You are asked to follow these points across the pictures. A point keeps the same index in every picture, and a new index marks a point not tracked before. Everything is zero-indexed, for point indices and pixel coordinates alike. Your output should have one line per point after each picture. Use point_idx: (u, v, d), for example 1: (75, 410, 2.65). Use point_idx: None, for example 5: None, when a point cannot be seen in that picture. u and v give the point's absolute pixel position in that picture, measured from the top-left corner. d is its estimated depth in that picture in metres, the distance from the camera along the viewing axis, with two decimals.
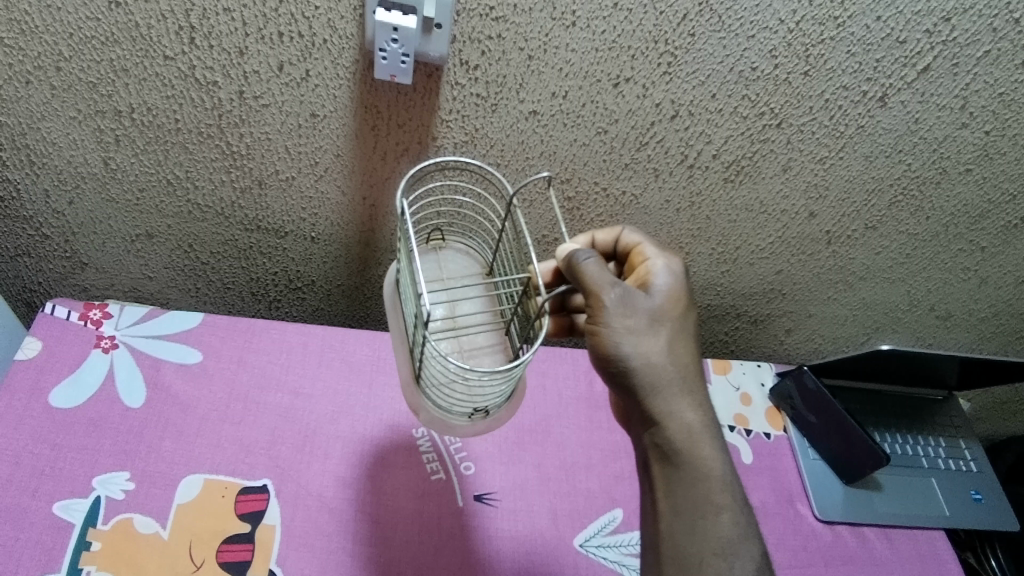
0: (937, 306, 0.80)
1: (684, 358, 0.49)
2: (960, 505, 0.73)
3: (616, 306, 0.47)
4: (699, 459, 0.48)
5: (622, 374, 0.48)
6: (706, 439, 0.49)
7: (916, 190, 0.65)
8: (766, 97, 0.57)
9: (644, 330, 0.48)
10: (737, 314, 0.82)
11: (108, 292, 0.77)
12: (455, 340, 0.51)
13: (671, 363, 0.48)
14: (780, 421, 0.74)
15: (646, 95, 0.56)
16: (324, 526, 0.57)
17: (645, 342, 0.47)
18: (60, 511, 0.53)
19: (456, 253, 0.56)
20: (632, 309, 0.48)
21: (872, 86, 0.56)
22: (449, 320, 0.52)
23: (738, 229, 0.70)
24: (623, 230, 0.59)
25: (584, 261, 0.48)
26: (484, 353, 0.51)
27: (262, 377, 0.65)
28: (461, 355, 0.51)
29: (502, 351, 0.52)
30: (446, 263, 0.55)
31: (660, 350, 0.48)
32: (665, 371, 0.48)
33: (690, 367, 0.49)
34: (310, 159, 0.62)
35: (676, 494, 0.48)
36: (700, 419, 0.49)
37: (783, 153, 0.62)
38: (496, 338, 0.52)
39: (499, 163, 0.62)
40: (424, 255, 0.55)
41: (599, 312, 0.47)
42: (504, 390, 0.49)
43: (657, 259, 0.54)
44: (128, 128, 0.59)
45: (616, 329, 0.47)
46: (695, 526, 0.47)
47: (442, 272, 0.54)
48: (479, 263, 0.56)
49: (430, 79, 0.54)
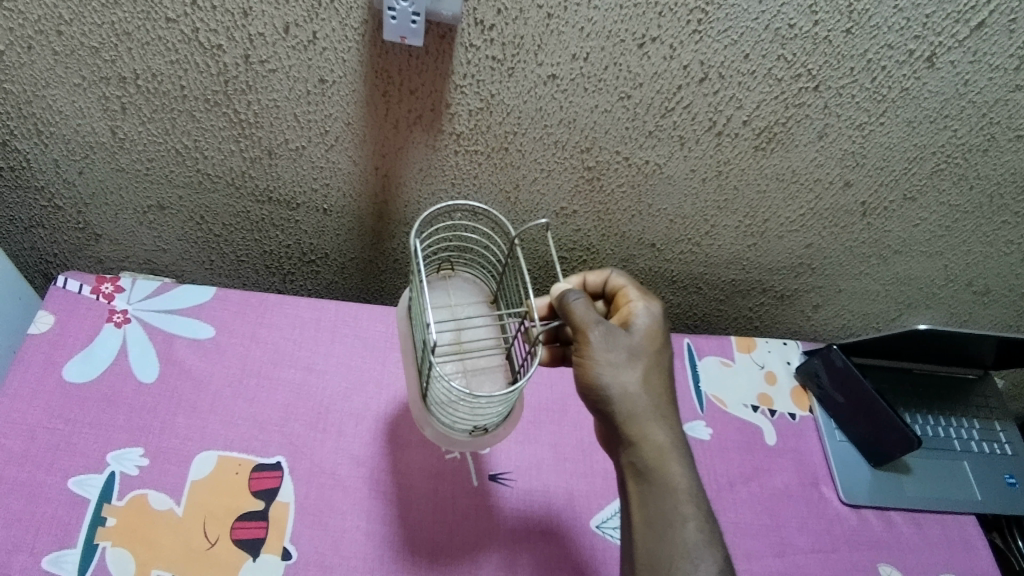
0: (975, 281, 0.76)
1: (664, 392, 0.49)
2: (993, 488, 0.70)
3: (601, 341, 0.47)
4: (668, 476, 0.47)
5: (606, 404, 0.48)
6: (675, 457, 0.48)
7: (961, 158, 0.61)
8: (803, 57, 0.53)
9: (625, 363, 0.48)
10: (762, 289, 0.79)
11: (123, 264, 0.76)
12: (459, 362, 0.51)
13: (649, 395, 0.48)
14: (806, 401, 0.72)
15: (673, 56, 0.53)
16: (337, 504, 0.56)
17: (628, 375, 0.48)
18: (75, 486, 0.53)
19: (464, 282, 0.56)
20: (615, 343, 0.48)
21: (919, 45, 0.52)
22: (454, 342, 0.51)
23: (767, 200, 0.66)
24: (611, 272, 0.58)
25: (573, 299, 0.49)
26: (486, 373, 0.51)
27: (276, 352, 0.64)
28: (464, 376, 0.50)
29: (505, 373, 0.51)
30: (454, 290, 0.55)
31: (640, 383, 0.48)
32: (646, 403, 0.48)
33: (666, 399, 0.49)
34: (319, 128, 0.59)
35: (648, 505, 0.47)
36: (670, 438, 0.48)
37: (819, 119, 0.58)
38: (499, 360, 0.52)
39: (516, 131, 0.59)
40: (433, 283, 0.55)
41: (584, 346, 0.47)
42: (504, 408, 0.49)
43: (640, 301, 0.54)
44: (134, 95, 0.57)
45: (599, 361, 0.47)
46: (665, 535, 0.45)
47: (451, 299, 0.54)
48: (487, 293, 0.55)
49: (443, 41, 0.51)
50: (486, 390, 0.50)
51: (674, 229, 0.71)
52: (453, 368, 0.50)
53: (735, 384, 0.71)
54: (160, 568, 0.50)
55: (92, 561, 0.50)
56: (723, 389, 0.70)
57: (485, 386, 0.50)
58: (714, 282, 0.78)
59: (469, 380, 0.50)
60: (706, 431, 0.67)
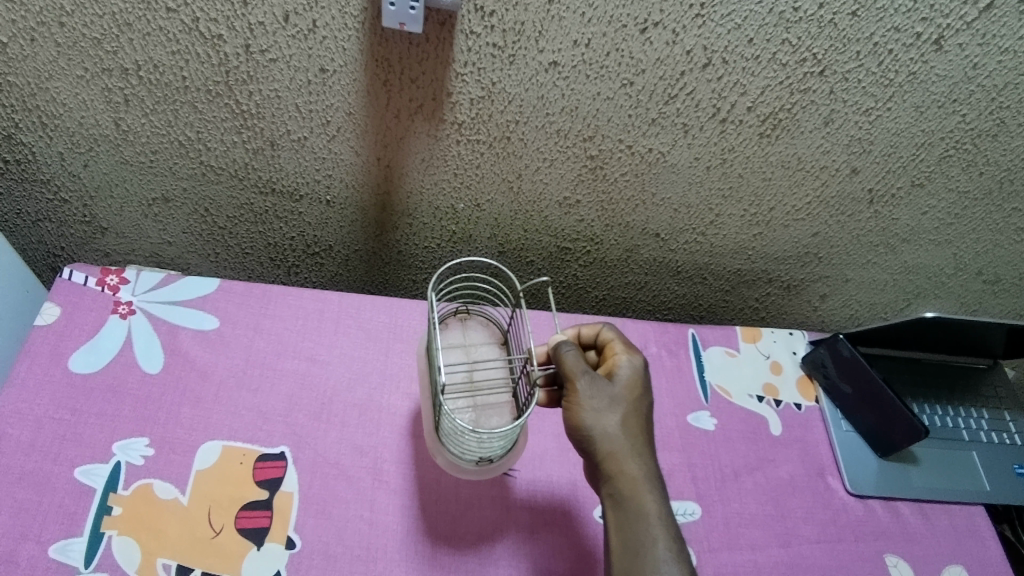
0: (985, 270, 0.75)
1: (646, 434, 0.50)
2: (1002, 479, 0.69)
3: (587, 388, 0.49)
4: (641, 504, 0.47)
5: (588, 444, 0.49)
6: (649, 488, 0.48)
7: (971, 144, 0.61)
8: (808, 41, 0.52)
9: (608, 407, 0.49)
10: (768, 279, 0.78)
11: (130, 257, 0.76)
12: (469, 398, 0.51)
13: (629, 437, 0.49)
14: (812, 392, 0.71)
15: (676, 41, 0.52)
16: (341, 494, 0.56)
17: (611, 418, 0.49)
18: (81, 476, 0.53)
19: (480, 322, 0.55)
20: (599, 390, 0.50)
21: (927, 28, 0.51)
22: (466, 377, 0.51)
23: (772, 187, 0.66)
24: (605, 324, 0.58)
25: (565, 349, 0.51)
26: (495, 406, 0.51)
27: (279, 343, 0.64)
28: (473, 410, 0.50)
29: (513, 408, 0.51)
30: (470, 330, 0.54)
31: (621, 427, 0.49)
32: (626, 444, 0.49)
33: (646, 441, 0.50)
34: (321, 118, 0.59)
35: (623, 530, 0.47)
36: (646, 472, 0.48)
37: (825, 104, 0.57)
38: (507, 395, 0.51)
39: (518, 119, 0.59)
40: (450, 322, 0.55)
41: (571, 392, 0.49)
42: (508, 438, 0.50)
43: (632, 351, 0.55)
44: (136, 86, 0.57)
45: (582, 405, 0.49)
46: (639, 556, 0.45)
47: (466, 338, 0.54)
48: (501, 333, 0.55)
49: (443, 28, 0.51)
50: (493, 425, 0.50)
51: (678, 218, 0.70)
52: (463, 402, 0.50)
53: (740, 374, 0.71)
54: (166, 557, 0.51)
55: (98, 550, 0.50)
56: (727, 381, 0.70)
57: (493, 420, 0.50)
58: (720, 273, 0.77)
59: (478, 412, 0.50)
60: (710, 422, 0.66)
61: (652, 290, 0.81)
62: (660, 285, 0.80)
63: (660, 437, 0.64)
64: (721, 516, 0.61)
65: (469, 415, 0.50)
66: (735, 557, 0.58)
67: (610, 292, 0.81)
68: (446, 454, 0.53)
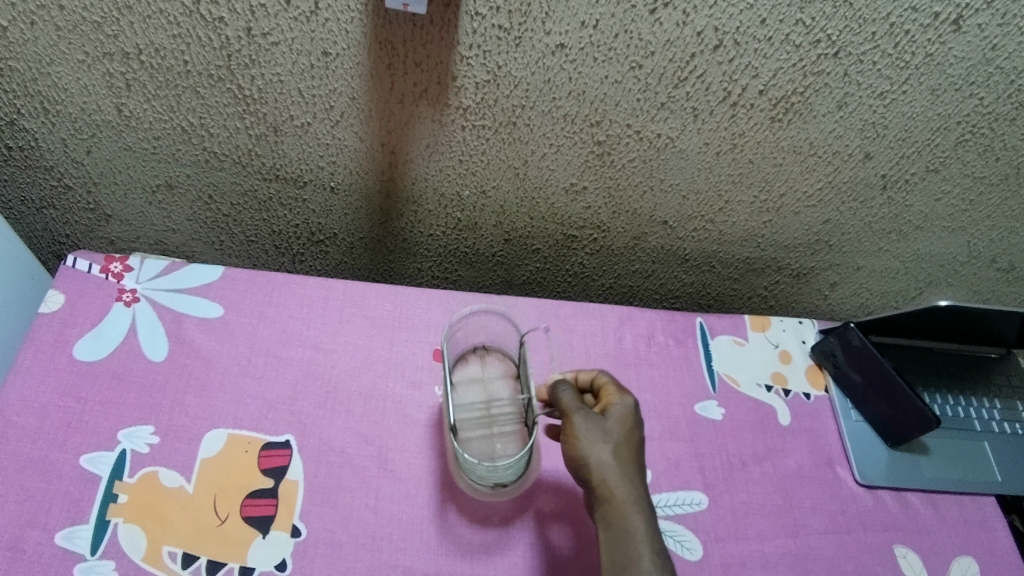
0: (999, 258, 0.74)
1: (637, 467, 0.50)
2: (1014, 470, 0.68)
3: (583, 420, 0.50)
4: (629, 526, 0.47)
5: (581, 473, 0.49)
6: (639, 511, 0.48)
7: (988, 128, 0.59)
8: (823, 22, 0.51)
9: (600, 440, 0.50)
10: (778, 267, 0.77)
11: (135, 245, 0.76)
12: (482, 429, 0.53)
13: (620, 467, 0.49)
14: (821, 381, 0.70)
15: (686, 22, 0.51)
16: (346, 482, 0.56)
17: (602, 449, 0.49)
18: (86, 463, 0.53)
19: (496, 360, 0.57)
20: (593, 424, 0.50)
21: (945, 7, 0.50)
22: (481, 411, 0.54)
23: (784, 173, 0.65)
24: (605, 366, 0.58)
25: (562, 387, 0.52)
26: (506, 437, 0.53)
27: (283, 332, 0.64)
28: (485, 441, 0.53)
29: (523, 439, 0.53)
30: (487, 366, 0.57)
31: (613, 458, 0.49)
32: (617, 473, 0.49)
33: (638, 473, 0.50)
34: (324, 103, 0.58)
35: (612, 551, 0.47)
36: (636, 497, 0.48)
37: (838, 87, 0.56)
38: (517, 425, 0.54)
39: (524, 104, 0.58)
40: (470, 358, 0.57)
41: (567, 427, 0.50)
42: (516, 467, 0.52)
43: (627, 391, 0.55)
44: (138, 71, 0.56)
45: (577, 438, 0.50)
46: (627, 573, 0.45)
47: (483, 374, 0.56)
48: (515, 369, 0.57)
49: (447, 9, 0.50)
50: (504, 454, 0.52)
51: (686, 205, 0.69)
52: (477, 432, 0.53)
53: (748, 364, 0.70)
54: (171, 544, 0.51)
55: (103, 538, 0.50)
56: (736, 369, 0.69)
57: (504, 449, 0.53)
58: (728, 261, 0.76)
59: (490, 443, 0.53)
60: (718, 411, 0.66)
61: (659, 279, 0.80)
62: (668, 273, 0.79)
63: (666, 427, 0.63)
64: (728, 506, 0.60)
65: (483, 444, 0.53)
66: (742, 547, 0.58)
67: (617, 281, 0.81)
68: (463, 479, 0.56)
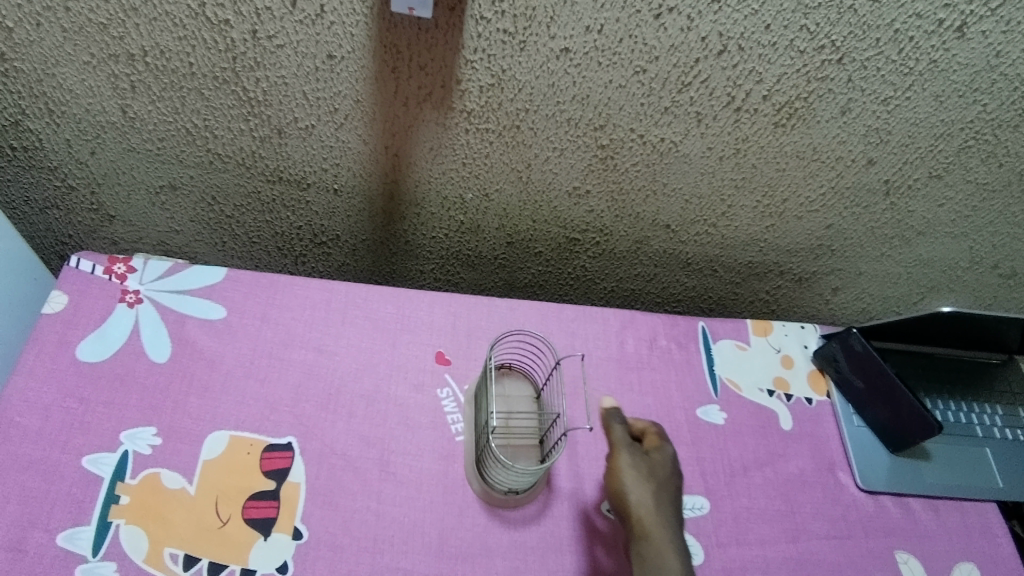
0: (1001, 264, 0.74)
1: (674, 511, 0.53)
2: (1016, 476, 0.68)
3: (629, 457, 0.54)
4: (664, 564, 0.49)
5: (622, 508, 0.52)
6: (674, 552, 0.50)
7: (991, 135, 0.59)
8: (827, 28, 0.51)
9: (643, 479, 0.53)
10: (780, 272, 0.77)
11: (137, 245, 0.76)
12: (504, 440, 0.57)
13: (659, 507, 0.52)
14: (823, 386, 0.71)
15: (691, 28, 0.51)
16: (348, 485, 0.56)
17: (644, 488, 0.53)
18: (89, 464, 0.53)
19: (519, 377, 0.61)
20: (637, 463, 0.54)
21: (949, 14, 0.50)
22: (503, 423, 0.58)
23: (786, 178, 0.65)
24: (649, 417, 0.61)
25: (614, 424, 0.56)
26: (526, 450, 0.57)
27: (286, 334, 0.64)
28: (507, 452, 0.56)
29: (541, 454, 0.57)
30: (510, 381, 0.60)
31: (652, 498, 0.52)
32: (656, 512, 0.52)
33: (675, 517, 0.53)
34: (328, 106, 0.58)
35: None
36: (672, 539, 0.51)
37: (842, 93, 0.56)
38: (536, 441, 0.58)
39: (528, 108, 0.58)
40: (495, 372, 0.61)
41: (613, 463, 0.54)
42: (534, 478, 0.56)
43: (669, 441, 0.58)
44: (143, 72, 0.56)
45: (622, 474, 0.53)
46: None
47: (506, 388, 0.60)
48: (536, 387, 0.61)
49: (452, 13, 0.50)
50: (522, 464, 0.56)
51: (689, 210, 0.69)
52: (498, 443, 0.57)
53: (750, 369, 0.70)
54: (173, 545, 0.51)
55: (105, 539, 0.50)
56: (738, 374, 0.69)
57: (523, 461, 0.56)
58: (731, 265, 0.76)
59: (511, 454, 0.56)
60: (720, 416, 0.66)
61: (662, 282, 0.80)
62: (671, 277, 0.79)
63: (668, 432, 0.63)
64: (730, 511, 0.60)
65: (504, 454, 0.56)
66: (744, 552, 0.58)
67: (619, 284, 0.81)
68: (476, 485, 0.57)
